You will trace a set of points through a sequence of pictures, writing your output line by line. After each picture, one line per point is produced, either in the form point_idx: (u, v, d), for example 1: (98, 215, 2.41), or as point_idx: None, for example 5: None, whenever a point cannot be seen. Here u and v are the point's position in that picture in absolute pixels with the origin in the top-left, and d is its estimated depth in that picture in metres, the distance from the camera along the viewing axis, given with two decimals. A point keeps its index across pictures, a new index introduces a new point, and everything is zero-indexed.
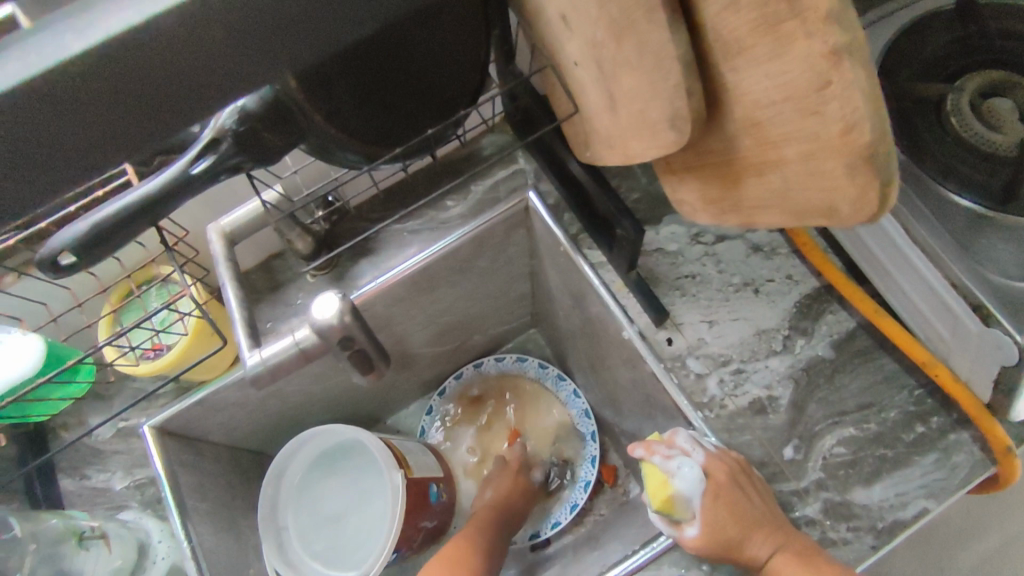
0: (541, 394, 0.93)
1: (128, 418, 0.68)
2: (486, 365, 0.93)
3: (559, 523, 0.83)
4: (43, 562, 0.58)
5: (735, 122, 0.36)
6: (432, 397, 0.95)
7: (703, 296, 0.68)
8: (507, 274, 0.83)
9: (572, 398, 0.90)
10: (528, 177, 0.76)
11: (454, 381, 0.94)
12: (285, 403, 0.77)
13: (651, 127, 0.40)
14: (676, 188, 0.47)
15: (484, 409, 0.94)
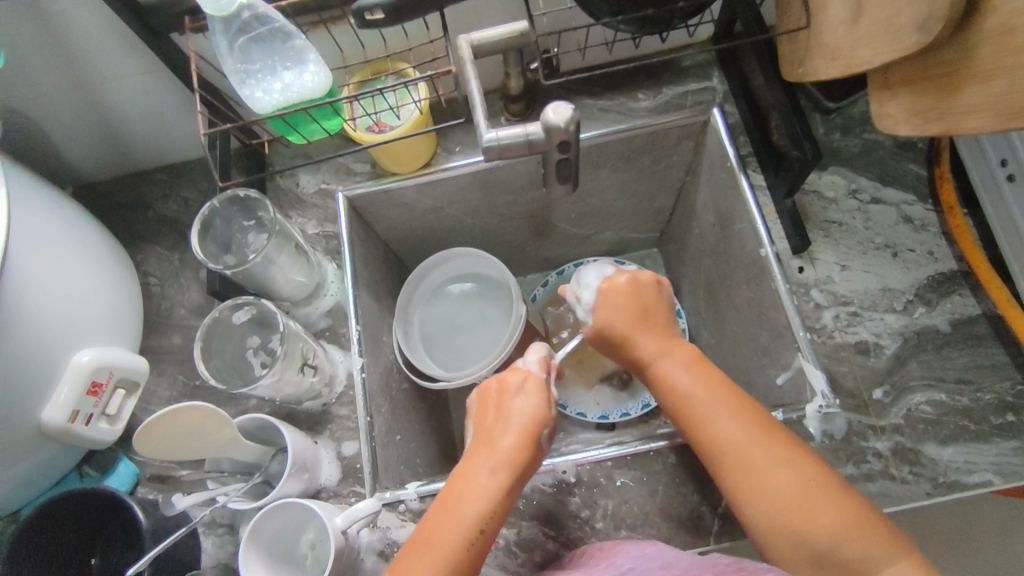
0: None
1: (330, 184, 0.82)
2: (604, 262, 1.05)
3: (629, 413, 0.92)
4: (276, 249, 0.69)
5: (982, 33, 0.48)
6: (550, 275, 1.07)
7: (844, 243, 0.74)
8: (660, 182, 0.92)
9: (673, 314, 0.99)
10: (716, 95, 0.84)
11: (573, 268, 1.04)
12: (443, 222, 0.90)
13: (897, 32, 0.52)
14: (884, 103, 0.58)
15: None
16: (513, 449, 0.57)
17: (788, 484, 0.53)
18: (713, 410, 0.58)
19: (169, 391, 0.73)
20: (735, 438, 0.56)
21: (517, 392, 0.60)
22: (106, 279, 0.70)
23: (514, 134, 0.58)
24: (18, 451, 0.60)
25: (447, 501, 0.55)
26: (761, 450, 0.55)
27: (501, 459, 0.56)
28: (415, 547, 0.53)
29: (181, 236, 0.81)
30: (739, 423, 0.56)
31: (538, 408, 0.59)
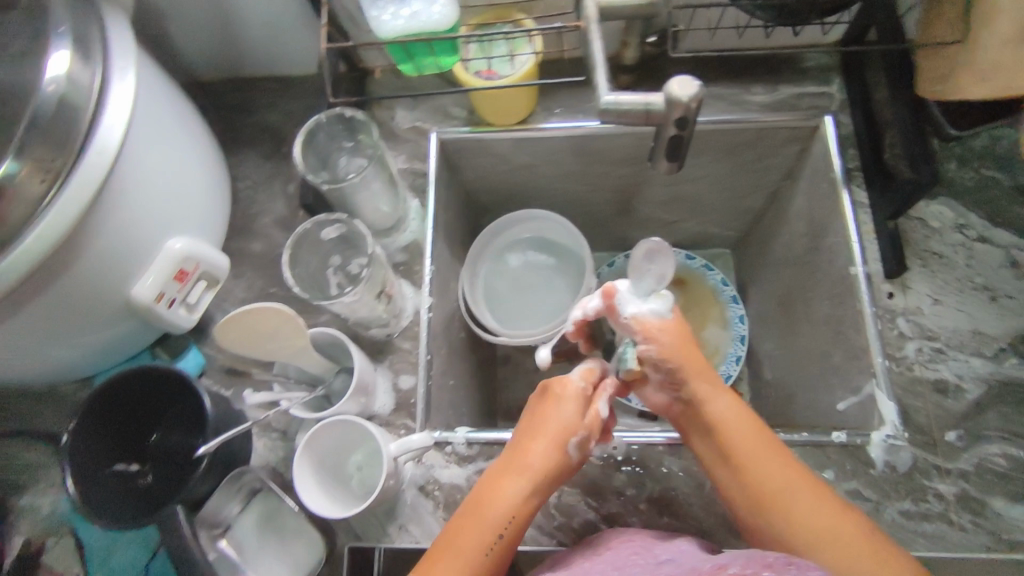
0: (711, 303, 1.00)
1: (425, 123, 0.82)
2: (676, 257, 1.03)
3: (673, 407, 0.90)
4: (372, 173, 0.69)
5: None
6: (617, 255, 1.05)
7: (941, 276, 0.71)
8: (753, 182, 0.90)
9: (735, 320, 0.98)
10: (832, 102, 0.80)
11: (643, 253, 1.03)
12: (526, 181, 0.89)
13: None
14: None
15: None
16: (540, 459, 0.55)
17: (811, 517, 0.52)
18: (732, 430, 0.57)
19: (244, 293, 0.76)
20: (753, 464, 0.55)
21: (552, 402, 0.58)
22: (205, 176, 0.72)
23: (634, 101, 0.57)
24: (106, 319, 0.63)
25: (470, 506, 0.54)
26: (778, 476, 0.54)
27: (528, 469, 0.55)
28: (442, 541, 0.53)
29: (276, 147, 0.83)
30: (757, 445, 0.56)
31: (572, 418, 0.57)
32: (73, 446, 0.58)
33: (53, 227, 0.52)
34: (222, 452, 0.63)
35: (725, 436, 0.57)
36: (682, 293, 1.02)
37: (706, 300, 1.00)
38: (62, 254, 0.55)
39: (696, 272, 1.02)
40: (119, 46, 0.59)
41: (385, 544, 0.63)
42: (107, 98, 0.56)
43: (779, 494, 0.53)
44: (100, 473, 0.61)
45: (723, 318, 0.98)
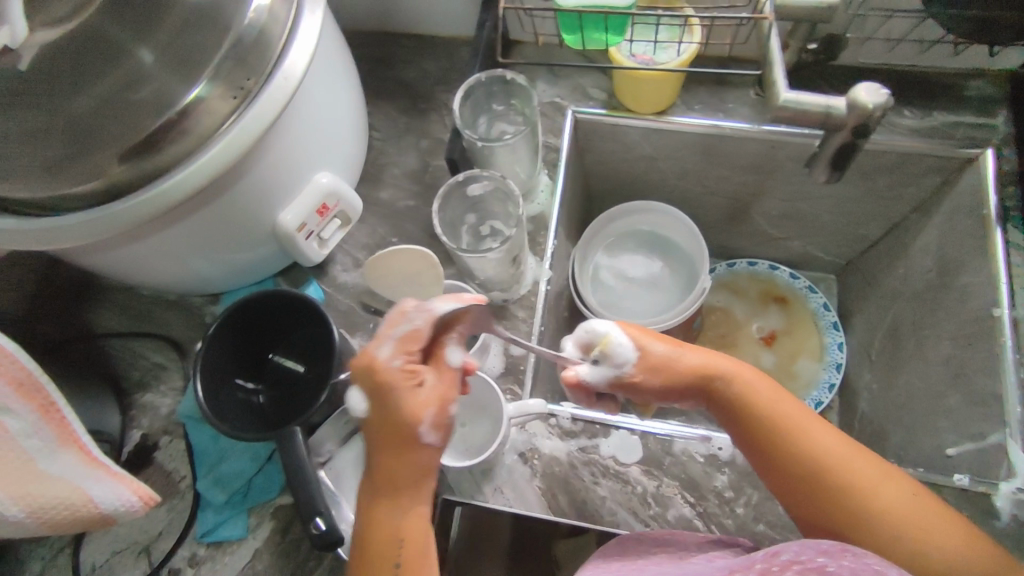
0: (810, 327, 0.96)
1: (563, 100, 0.83)
2: (779, 273, 1.01)
3: None
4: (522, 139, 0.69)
5: None
6: (718, 264, 1.04)
7: None
8: (882, 208, 0.86)
9: (832, 347, 0.94)
10: (995, 135, 0.76)
11: (747, 265, 1.02)
12: (647, 174, 0.89)
13: None
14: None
15: (751, 305, 1.00)
16: (382, 424, 0.50)
17: (883, 496, 0.50)
18: (779, 410, 0.54)
19: (366, 240, 0.77)
20: (815, 445, 0.52)
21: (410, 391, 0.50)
22: (354, 121, 0.74)
23: (815, 101, 0.55)
24: (252, 239, 0.66)
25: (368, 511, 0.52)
26: (836, 455, 0.52)
27: (387, 438, 0.51)
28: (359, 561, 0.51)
29: (411, 104, 0.84)
30: (808, 420, 0.54)
31: (422, 398, 0.50)
32: (206, 356, 0.61)
33: (237, 142, 0.56)
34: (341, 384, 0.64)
35: (775, 418, 0.54)
36: (781, 312, 0.99)
37: (804, 322, 0.97)
38: (234, 171, 0.58)
39: (798, 292, 0.99)
40: None
41: (477, 501, 0.62)
42: (297, 30, 0.59)
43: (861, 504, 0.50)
44: (225, 386, 0.64)
45: (819, 343, 0.95)
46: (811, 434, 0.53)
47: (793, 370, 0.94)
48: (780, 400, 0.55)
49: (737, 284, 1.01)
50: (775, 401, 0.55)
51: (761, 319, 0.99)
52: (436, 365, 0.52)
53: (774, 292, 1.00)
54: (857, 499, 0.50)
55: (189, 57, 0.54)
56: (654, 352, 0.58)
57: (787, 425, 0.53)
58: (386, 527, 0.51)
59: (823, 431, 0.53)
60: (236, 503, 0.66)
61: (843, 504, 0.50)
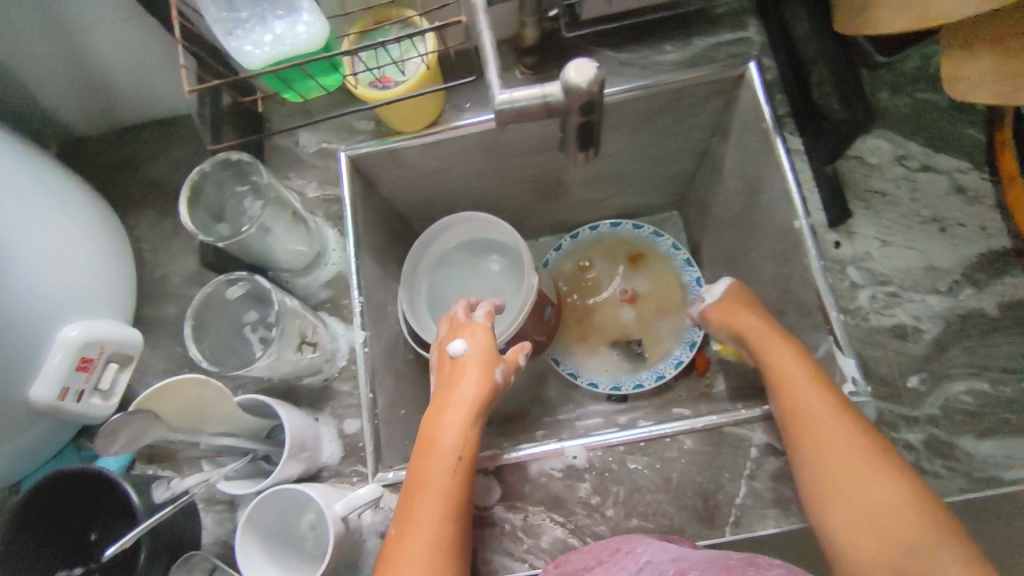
0: (666, 272, 0.96)
1: (330, 143, 0.77)
2: (622, 228, 0.98)
3: (642, 385, 0.89)
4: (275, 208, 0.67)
5: None
6: (565, 237, 1.01)
7: (887, 215, 0.68)
8: (684, 143, 0.85)
9: (691, 284, 0.94)
10: (753, 48, 0.75)
11: (590, 230, 0.99)
12: (448, 185, 0.83)
13: None
14: (962, 63, 0.52)
15: (608, 271, 0.98)
16: (471, 392, 0.59)
17: (876, 495, 0.50)
18: (790, 365, 0.59)
19: (163, 363, 0.72)
20: (809, 409, 0.55)
21: (501, 367, 0.63)
22: (90, 252, 0.66)
23: (531, 94, 0.51)
24: (12, 425, 0.58)
25: (420, 470, 0.55)
26: (823, 412, 0.55)
27: (459, 417, 0.58)
28: (401, 515, 0.53)
29: (172, 198, 0.78)
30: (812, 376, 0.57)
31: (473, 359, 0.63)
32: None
33: None
34: (168, 537, 0.58)
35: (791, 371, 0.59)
36: (636, 265, 0.98)
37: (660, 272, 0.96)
38: None
39: (645, 243, 0.97)
40: None
41: None
42: None
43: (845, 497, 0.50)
44: None
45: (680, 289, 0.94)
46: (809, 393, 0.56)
47: (659, 321, 0.94)
48: (785, 356, 0.60)
49: (588, 255, 0.99)
50: (789, 359, 0.60)
51: (621, 281, 0.97)
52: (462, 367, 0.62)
53: (623, 252, 0.98)
54: (822, 443, 0.53)
55: None
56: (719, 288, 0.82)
57: (789, 375, 0.58)
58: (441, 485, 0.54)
59: (825, 398, 0.56)
60: None
61: (836, 491, 0.51)
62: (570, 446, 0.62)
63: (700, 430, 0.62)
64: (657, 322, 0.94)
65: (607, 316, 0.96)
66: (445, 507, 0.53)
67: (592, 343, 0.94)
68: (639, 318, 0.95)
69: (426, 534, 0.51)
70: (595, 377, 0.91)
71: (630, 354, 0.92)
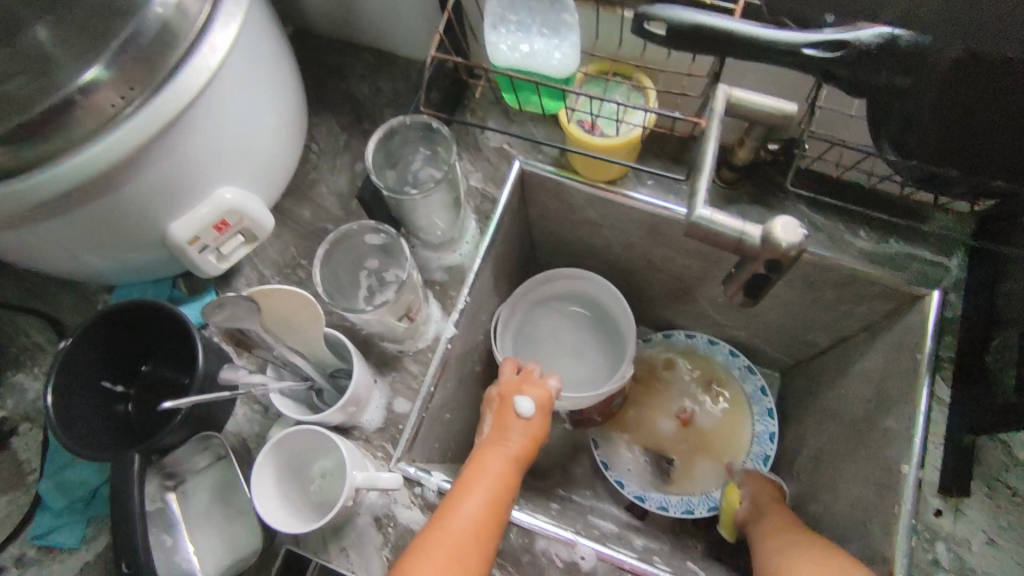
0: (740, 412, 0.90)
1: (512, 148, 0.78)
2: (719, 351, 0.93)
3: (665, 509, 0.83)
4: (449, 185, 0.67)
5: None
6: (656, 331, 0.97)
7: (1006, 513, 0.62)
8: (828, 323, 0.80)
9: (760, 437, 0.88)
10: (946, 277, 0.70)
11: (684, 336, 0.95)
12: (590, 239, 0.83)
13: None
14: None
15: (684, 384, 0.93)
16: (524, 442, 0.62)
17: None
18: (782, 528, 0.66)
19: (277, 256, 0.76)
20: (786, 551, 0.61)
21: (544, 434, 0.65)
22: (281, 133, 0.71)
23: (731, 224, 0.51)
24: (140, 243, 0.63)
25: (471, 478, 0.57)
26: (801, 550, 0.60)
27: (512, 457, 0.61)
28: (425, 532, 0.54)
29: (359, 121, 0.82)
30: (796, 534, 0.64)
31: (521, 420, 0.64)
32: (65, 358, 0.58)
33: (109, 150, 0.53)
34: (201, 411, 0.59)
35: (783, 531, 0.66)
36: (713, 391, 0.92)
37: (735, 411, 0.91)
38: (117, 174, 0.55)
39: (733, 377, 0.92)
40: None
41: (319, 559, 0.59)
42: (208, 32, 0.56)
43: None
44: (90, 388, 0.61)
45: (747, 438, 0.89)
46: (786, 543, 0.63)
47: (711, 457, 0.88)
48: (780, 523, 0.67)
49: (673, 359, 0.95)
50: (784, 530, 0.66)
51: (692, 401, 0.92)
52: (510, 422, 0.64)
53: (707, 374, 0.93)
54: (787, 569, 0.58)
55: (84, 55, 0.53)
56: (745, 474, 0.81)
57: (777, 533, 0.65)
58: (467, 514, 0.54)
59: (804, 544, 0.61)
60: (76, 510, 0.65)
61: None
62: (582, 544, 0.60)
63: None
64: (711, 455, 0.88)
65: (664, 424, 0.91)
66: (484, 520, 0.54)
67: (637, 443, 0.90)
68: (693, 444, 0.89)
69: (456, 540, 0.52)
70: (625, 476, 0.87)
71: (668, 472, 0.88)
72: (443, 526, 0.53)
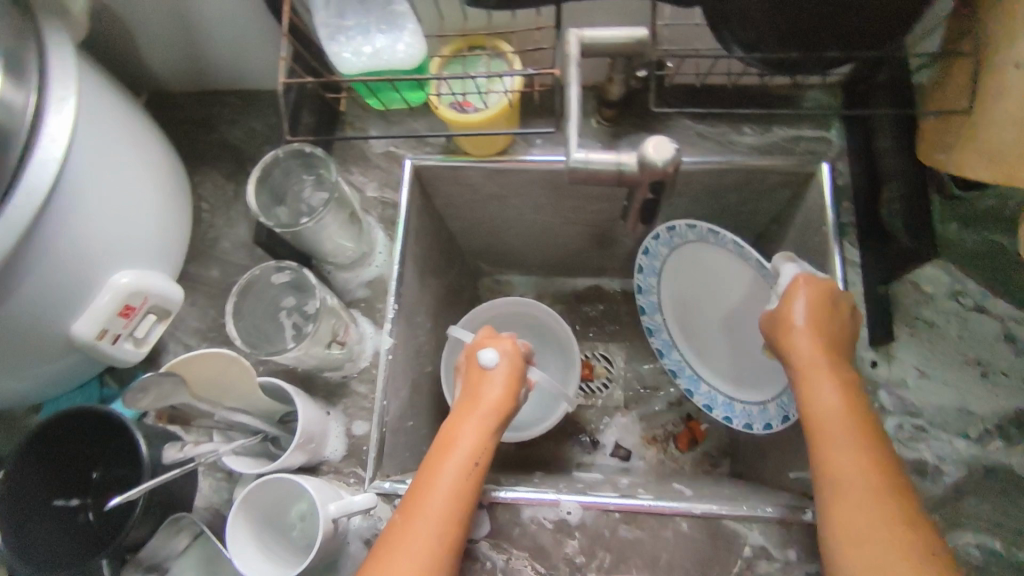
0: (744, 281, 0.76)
1: (398, 148, 0.78)
2: (691, 230, 0.79)
3: (752, 428, 0.73)
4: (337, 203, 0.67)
5: None
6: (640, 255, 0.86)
7: (931, 347, 0.67)
8: (741, 223, 0.83)
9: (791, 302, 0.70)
10: (830, 149, 0.73)
11: (655, 240, 0.82)
12: (501, 213, 0.83)
13: None
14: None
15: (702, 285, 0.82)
16: (499, 396, 0.60)
17: None
18: (832, 408, 0.53)
19: (197, 322, 0.75)
20: (844, 472, 0.50)
21: (517, 390, 0.62)
22: (161, 201, 0.69)
23: (605, 159, 0.52)
24: (45, 354, 0.61)
25: (445, 447, 0.57)
26: (855, 475, 0.50)
27: (488, 415, 0.59)
28: (404, 508, 0.54)
29: (241, 168, 0.80)
30: (847, 427, 0.52)
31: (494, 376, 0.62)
32: (7, 491, 0.57)
33: None
34: (160, 496, 0.59)
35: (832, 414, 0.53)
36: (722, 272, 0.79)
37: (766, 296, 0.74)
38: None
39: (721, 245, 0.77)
40: (59, 70, 0.56)
41: None
42: (44, 123, 0.53)
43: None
44: (42, 510, 0.60)
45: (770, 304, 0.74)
46: (838, 450, 0.51)
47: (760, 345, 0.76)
48: (831, 400, 0.54)
49: (670, 271, 0.84)
50: (832, 405, 0.53)
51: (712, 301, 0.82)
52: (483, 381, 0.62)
53: (699, 265, 0.81)
54: (848, 516, 0.49)
55: None
56: (799, 322, 0.57)
57: (827, 429, 0.53)
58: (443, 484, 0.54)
59: (863, 459, 0.50)
60: None
61: None
62: (563, 501, 0.62)
63: (696, 517, 0.61)
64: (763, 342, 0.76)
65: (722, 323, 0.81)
66: (460, 493, 0.54)
67: (699, 364, 0.83)
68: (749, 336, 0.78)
69: (436, 512, 0.53)
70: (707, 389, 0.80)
71: (749, 376, 0.78)
72: (420, 504, 0.53)
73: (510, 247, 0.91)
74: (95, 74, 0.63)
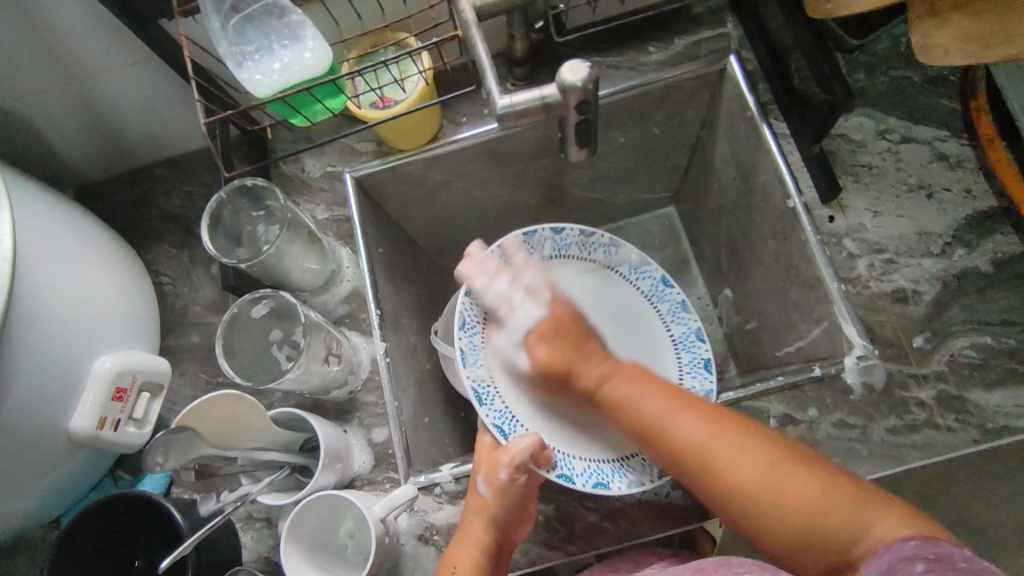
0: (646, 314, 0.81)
1: (335, 166, 0.78)
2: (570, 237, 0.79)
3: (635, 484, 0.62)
4: (292, 227, 0.68)
5: None
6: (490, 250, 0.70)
7: (875, 187, 0.71)
8: (674, 138, 0.85)
9: (686, 341, 0.77)
10: (732, 42, 0.77)
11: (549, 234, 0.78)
12: (450, 200, 0.84)
13: None
14: (933, 30, 0.55)
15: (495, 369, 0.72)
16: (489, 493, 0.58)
17: (789, 495, 0.51)
18: (653, 413, 0.58)
19: (192, 390, 0.74)
20: (711, 442, 0.54)
21: (503, 479, 0.58)
22: (118, 283, 0.68)
23: (530, 98, 0.55)
24: (49, 462, 0.60)
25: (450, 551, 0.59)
26: (728, 439, 0.54)
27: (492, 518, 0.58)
28: None
29: (188, 233, 0.80)
30: (684, 415, 0.57)
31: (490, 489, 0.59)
32: None
33: None
34: (207, 559, 0.59)
35: (676, 456, 0.56)
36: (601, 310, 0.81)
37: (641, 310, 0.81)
38: None
39: (643, 293, 0.81)
40: None
41: None
42: None
43: (782, 506, 0.51)
44: None
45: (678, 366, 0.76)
46: (749, 457, 0.53)
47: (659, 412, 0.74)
48: (654, 393, 0.59)
49: (458, 291, 0.75)
50: (694, 425, 0.56)
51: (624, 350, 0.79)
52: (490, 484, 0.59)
53: (595, 295, 0.81)
54: (756, 491, 0.52)
55: None
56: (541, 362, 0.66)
57: (660, 422, 0.57)
58: None
59: (707, 415, 0.56)
60: None
61: (754, 495, 0.52)
62: (592, 492, 0.62)
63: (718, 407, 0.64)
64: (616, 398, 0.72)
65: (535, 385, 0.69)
66: None
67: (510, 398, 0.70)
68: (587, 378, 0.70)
69: None
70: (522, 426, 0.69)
71: (557, 422, 0.70)
72: None
73: (468, 231, 0.91)
74: (11, 176, 0.61)
